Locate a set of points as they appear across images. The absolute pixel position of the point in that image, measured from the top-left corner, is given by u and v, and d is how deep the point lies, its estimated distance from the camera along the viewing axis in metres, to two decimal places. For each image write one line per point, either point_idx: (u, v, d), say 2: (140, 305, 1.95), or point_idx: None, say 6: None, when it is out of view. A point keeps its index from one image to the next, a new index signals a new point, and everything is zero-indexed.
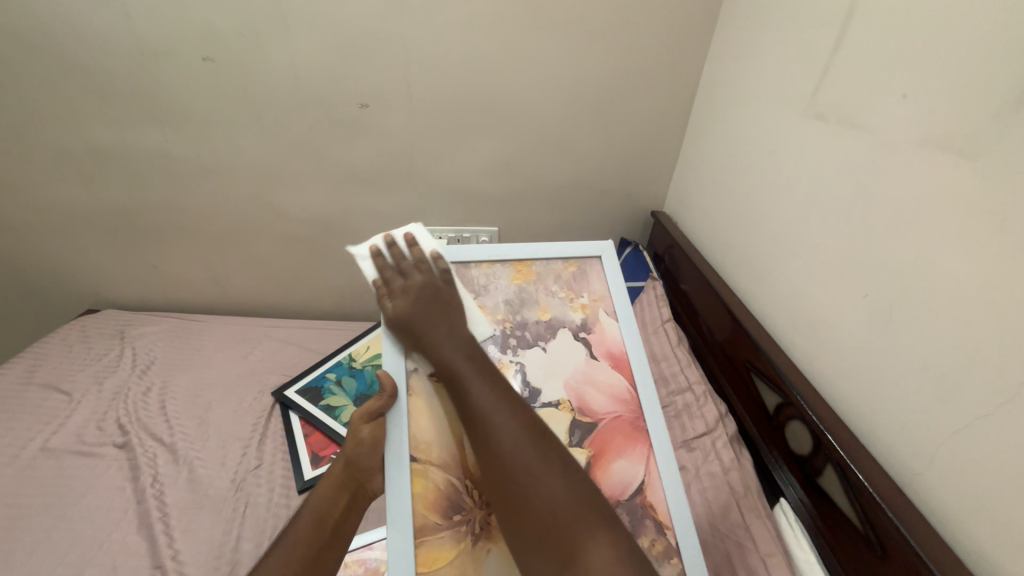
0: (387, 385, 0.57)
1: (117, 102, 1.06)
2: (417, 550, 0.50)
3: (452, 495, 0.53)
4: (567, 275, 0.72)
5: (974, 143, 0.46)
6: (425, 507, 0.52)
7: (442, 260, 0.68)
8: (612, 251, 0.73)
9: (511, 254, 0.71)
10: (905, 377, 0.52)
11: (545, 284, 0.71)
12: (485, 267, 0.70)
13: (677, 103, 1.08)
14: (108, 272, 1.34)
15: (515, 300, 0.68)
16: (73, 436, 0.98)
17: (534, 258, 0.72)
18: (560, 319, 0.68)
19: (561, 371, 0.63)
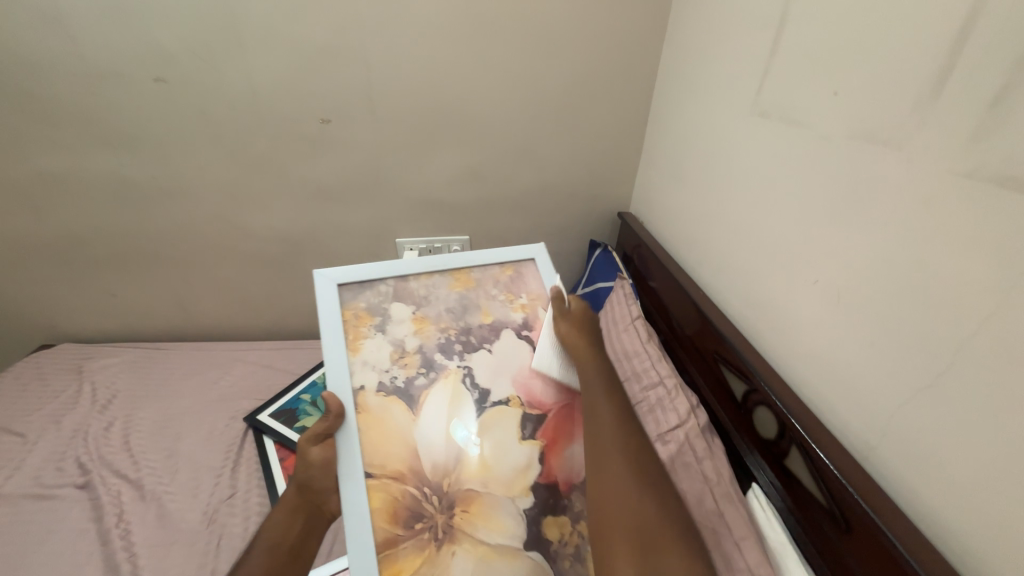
0: (331, 406, 0.59)
1: (66, 128, 1.03)
2: (382, 563, 0.51)
3: (411, 504, 0.56)
4: (503, 279, 0.80)
5: (898, 132, 0.50)
6: (386, 520, 0.54)
7: (377, 279, 0.73)
8: (543, 253, 0.84)
9: (446, 265, 0.78)
10: (855, 357, 0.55)
11: (484, 289, 0.78)
12: (425, 279, 0.76)
13: (635, 107, 1.11)
14: (64, 305, 1.29)
15: (456, 307, 0.75)
16: (29, 479, 0.93)
17: (471, 267, 0.79)
18: (502, 320, 0.75)
19: (508, 370, 0.70)
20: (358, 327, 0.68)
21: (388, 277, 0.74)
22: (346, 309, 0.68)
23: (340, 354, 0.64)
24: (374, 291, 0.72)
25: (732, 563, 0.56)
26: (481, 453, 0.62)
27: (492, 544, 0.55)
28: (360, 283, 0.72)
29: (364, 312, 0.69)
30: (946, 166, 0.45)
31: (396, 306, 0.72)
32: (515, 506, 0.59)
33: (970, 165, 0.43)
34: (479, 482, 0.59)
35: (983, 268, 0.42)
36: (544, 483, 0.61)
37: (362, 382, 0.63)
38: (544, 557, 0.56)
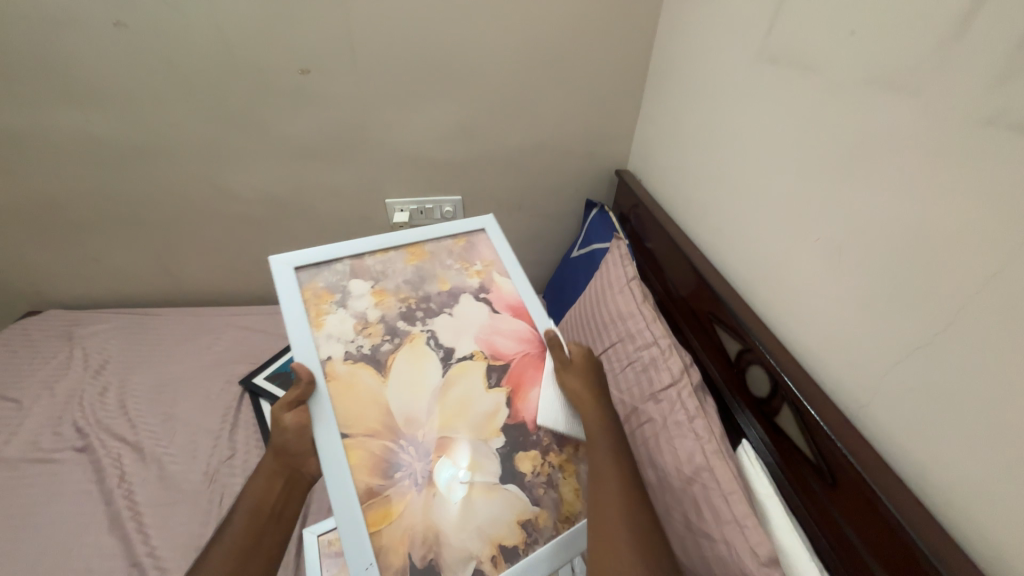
0: (303, 373, 0.58)
1: (25, 81, 0.95)
2: (366, 513, 0.51)
3: (387, 455, 0.56)
4: (460, 250, 0.78)
5: (916, 77, 0.46)
6: (367, 473, 0.54)
7: (332, 258, 0.70)
8: (493, 224, 0.82)
9: (401, 241, 0.76)
10: (853, 316, 0.54)
11: (439, 259, 0.76)
12: (380, 256, 0.74)
13: (635, 55, 1.04)
14: (47, 270, 1.25)
15: (414, 278, 0.73)
16: (28, 443, 0.93)
17: (424, 240, 0.77)
18: (460, 286, 0.74)
19: (469, 330, 0.69)
20: (319, 304, 0.65)
21: (343, 255, 0.71)
22: (304, 290, 0.66)
23: (303, 329, 0.62)
24: (330, 271, 0.69)
25: (720, 514, 0.58)
26: (451, 401, 0.62)
27: (469, 479, 0.57)
28: (317, 264, 0.69)
29: (324, 290, 0.67)
30: (964, 115, 0.42)
31: (355, 282, 0.69)
32: (489, 446, 0.60)
33: (992, 111, 0.40)
34: (451, 428, 0.59)
35: (993, 223, 0.41)
36: (513, 424, 0.62)
37: (329, 353, 0.61)
38: (518, 488, 0.58)
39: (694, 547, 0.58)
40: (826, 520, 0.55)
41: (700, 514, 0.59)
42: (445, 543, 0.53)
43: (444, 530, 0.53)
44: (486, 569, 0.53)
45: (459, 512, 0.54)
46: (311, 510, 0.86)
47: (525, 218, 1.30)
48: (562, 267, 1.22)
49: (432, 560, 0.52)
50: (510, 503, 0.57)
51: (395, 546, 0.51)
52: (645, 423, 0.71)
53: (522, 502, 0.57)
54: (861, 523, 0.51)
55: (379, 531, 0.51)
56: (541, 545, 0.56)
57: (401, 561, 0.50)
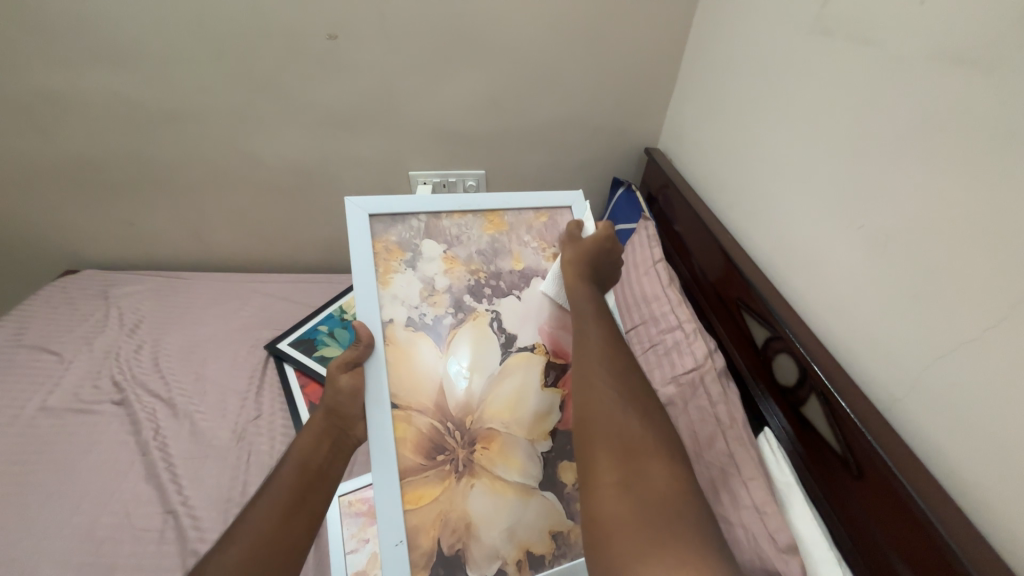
0: (363, 334, 0.60)
1: (60, 41, 0.96)
2: (403, 489, 0.54)
3: (434, 437, 0.57)
4: (538, 226, 0.75)
5: (993, 52, 0.42)
6: (411, 450, 0.56)
7: (409, 213, 0.70)
8: (583, 203, 0.77)
9: (483, 205, 0.74)
10: (894, 308, 0.52)
11: (517, 234, 0.74)
12: (457, 218, 0.73)
13: (674, 26, 0.99)
14: (83, 230, 1.29)
15: (487, 250, 0.72)
16: (71, 394, 0.99)
17: (506, 209, 0.75)
18: (534, 268, 0.72)
19: (534, 320, 0.69)
20: (389, 261, 0.67)
21: (421, 211, 0.71)
22: (377, 241, 0.67)
23: (370, 287, 0.64)
24: (405, 225, 0.70)
25: (739, 500, 0.58)
26: (503, 394, 0.63)
27: (507, 480, 0.58)
28: (393, 216, 0.70)
29: (395, 245, 0.68)
30: None
31: (427, 244, 0.70)
32: (533, 447, 0.61)
33: None
34: (499, 421, 0.61)
35: None
36: (563, 430, 0.63)
37: (391, 315, 0.63)
38: (557, 497, 0.59)
39: None
40: (846, 512, 0.55)
41: (718, 497, 0.59)
42: (475, 538, 0.55)
43: (476, 524, 0.55)
44: (510, 571, 0.55)
45: (493, 510, 0.56)
46: None
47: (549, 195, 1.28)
48: None
49: (459, 549, 0.54)
50: (544, 511, 0.58)
51: (425, 528, 0.53)
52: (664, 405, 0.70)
53: (558, 513, 0.59)
54: (884, 514, 0.50)
55: (415, 509, 0.53)
56: (568, 560, 0.57)
57: (430, 544, 0.53)
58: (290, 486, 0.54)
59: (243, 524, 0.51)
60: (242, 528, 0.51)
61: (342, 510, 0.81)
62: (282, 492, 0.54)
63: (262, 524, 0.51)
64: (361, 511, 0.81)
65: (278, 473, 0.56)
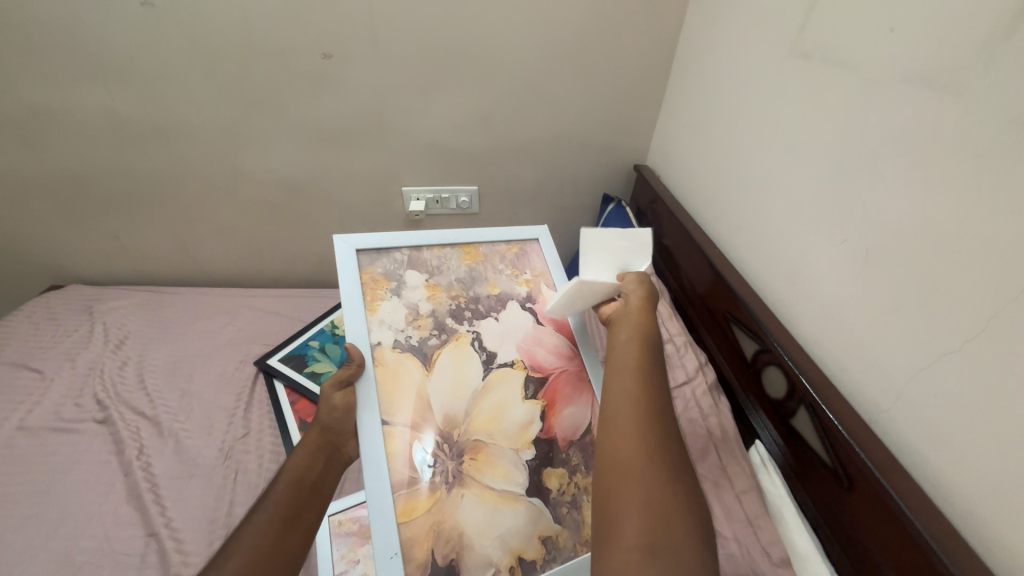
0: (354, 355, 0.61)
1: (52, 56, 0.96)
2: (395, 502, 0.53)
3: (423, 449, 0.57)
4: (511, 256, 0.79)
5: (961, 78, 0.45)
6: (401, 463, 0.55)
7: (392, 247, 0.73)
8: (547, 235, 0.82)
9: (459, 239, 0.78)
10: (875, 320, 0.54)
11: (492, 264, 0.77)
12: (437, 250, 0.76)
13: (660, 48, 1.03)
14: (69, 246, 1.28)
15: (466, 278, 0.74)
16: (51, 413, 0.96)
17: (480, 242, 0.79)
18: (509, 292, 0.74)
19: (512, 337, 0.70)
20: (375, 289, 0.68)
21: (403, 245, 0.74)
22: (363, 272, 0.69)
23: (358, 313, 0.65)
24: (389, 258, 0.72)
25: (731, 512, 0.58)
26: (487, 406, 0.63)
27: (498, 489, 0.58)
28: (378, 250, 0.72)
29: (382, 276, 0.70)
30: (1008, 119, 0.41)
31: (410, 273, 0.72)
32: (518, 456, 0.60)
33: None
34: (485, 432, 0.61)
35: None
36: (544, 439, 0.62)
37: (379, 338, 0.64)
38: (543, 503, 0.58)
39: None
40: (836, 523, 0.55)
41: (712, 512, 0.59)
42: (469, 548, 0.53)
43: (469, 533, 0.54)
44: None
45: (485, 518, 0.55)
46: None
47: (540, 211, 1.29)
48: (577, 261, 1.21)
49: (453, 559, 0.52)
50: (533, 517, 0.57)
51: (419, 540, 0.52)
52: None
53: (545, 518, 0.57)
54: (873, 526, 0.50)
55: (408, 522, 0.52)
56: (558, 564, 0.55)
57: (424, 555, 0.51)
58: (286, 501, 0.52)
59: (236, 542, 0.48)
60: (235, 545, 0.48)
61: (332, 530, 0.79)
62: (277, 508, 0.51)
63: (255, 541, 0.48)
64: (351, 530, 0.80)
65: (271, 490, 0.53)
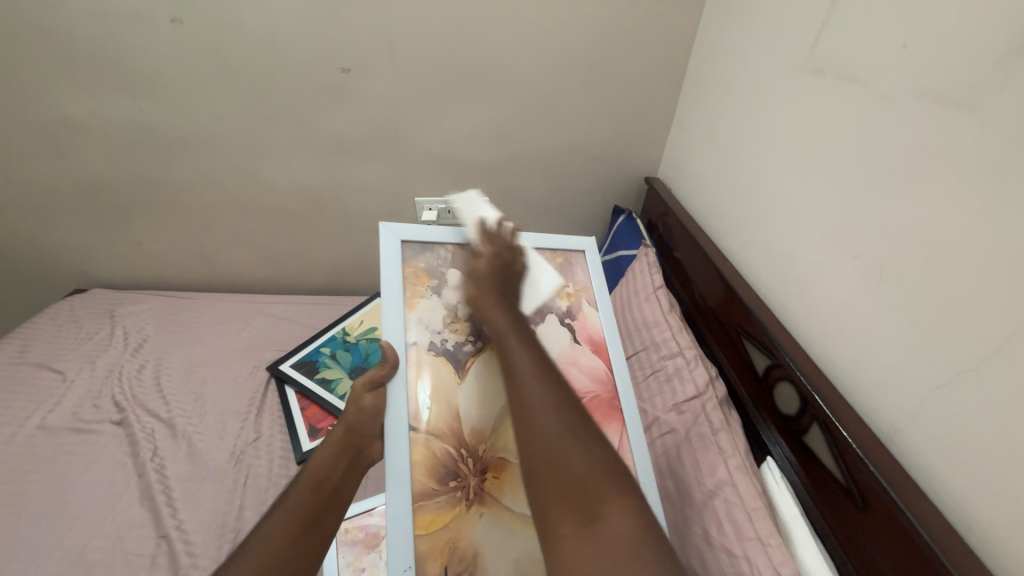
0: (388, 354, 0.60)
1: (87, 70, 1.01)
2: (416, 513, 0.54)
3: (447, 462, 0.57)
4: (557, 264, 0.75)
5: (974, 95, 0.45)
6: (424, 475, 0.55)
7: (438, 242, 0.72)
8: (595, 247, 0.78)
9: None
10: (890, 337, 0.53)
11: (534, 272, 0.74)
12: (480, 251, 0.74)
13: (671, 63, 1.04)
14: (93, 251, 1.32)
15: None
16: (70, 413, 0.98)
17: (527, 246, 0.75)
18: (548, 304, 0.71)
19: (548, 351, 0.66)
20: (416, 286, 0.67)
21: (449, 242, 0.72)
22: (406, 266, 0.68)
23: (397, 309, 0.64)
24: (434, 253, 0.71)
25: (742, 531, 0.56)
26: None
27: (517, 511, 0.57)
28: (422, 244, 0.71)
29: (424, 271, 0.69)
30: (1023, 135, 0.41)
31: (452, 272, 0.70)
32: None
33: None
34: (510, 451, 0.60)
35: None
36: None
37: (414, 339, 0.63)
38: None
39: (714, 563, 0.56)
40: (852, 546, 0.53)
41: (721, 529, 0.58)
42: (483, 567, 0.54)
43: (484, 553, 0.54)
44: None
45: (501, 538, 0.55)
46: None
47: (551, 223, 1.30)
48: None
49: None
50: None
51: (435, 553, 0.52)
52: (666, 432, 0.70)
53: None
54: (890, 548, 0.49)
55: (426, 534, 0.53)
56: None
57: (438, 569, 0.52)
58: (304, 502, 0.54)
59: (256, 539, 0.50)
60: (254, 541, 0.50)
61: (339, 537, 0.80)
62: (296, 508, 0.53)
63: (273, 539, 0.50)
64: (358, 538, 0.80)
65: (293, 488, 0.56)
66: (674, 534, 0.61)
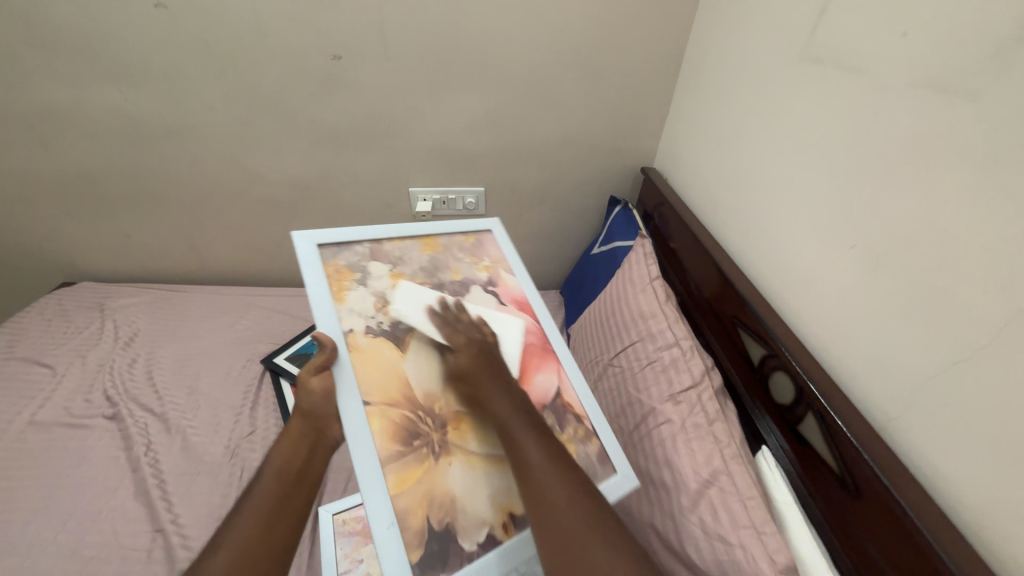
0: (325, 342, 0.55)
1: (69, 57, 0.98)
2: (387, 478, 0.48)
3: (407, 424, 0.52)
4: (467, 246, 0.75)
5: (973, 84, 0.44)
6: (388, 441, 0.50)
7: (352, 240, 0.67)
8: (498, 226, 0.79)
9: (418, 231, 0.73)
10: (886, 327, 0.53)
11: (451, 253, 0.73)
12: (395, 243, 0.71)
13: (668, 51, 1.03)
14: (81, 243, 1.29)
15: (428, 267, 0.69)
16: (61, 408, 0.97)
17: (438, 233, 0.75)
18: (470, 277, 0.70)
19: (480, 315, 0.65)
20: (340, 282, 0.62)
21: (364, 239, 0.69)
22: (327, 266, 0.63)
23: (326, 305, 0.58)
24: (351, 252, 0.66)
25: (737, 520, 0.56)
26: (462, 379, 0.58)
27: (483, 452, 0.54)
28: (339, 245, 0.67)
29: (345, 268, 0.64)
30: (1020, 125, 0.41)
31: (374, 264, 0.66)
32: None
33: None
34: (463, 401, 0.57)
35: None
36: None
37: (351, 326, 0.58)
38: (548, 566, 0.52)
39: (709, 551, 0.56)
40: (845, 532, 0.54)
41: (717, 518, 0.58)
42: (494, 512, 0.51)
43: (462, 498, 0.51)
44: (500, 535, 0.50)
45: (476, 481, 0.52)
46: (326, 488, 0.87)
47: (546, 214, 1.29)
48: (583, 264, 1.21)
49: (449, 524, 0.49)
50: None
51: (414, 508, 0.48)
52: (662, 422, 0.70)
53: None
54: (882, 535, 0.50)
55: (401, 494, 0.48)
56: None
57: (420, 523, 0.47)
58: (266, 493, 0.53)
59: (224, 537, 0.50)
60: (223, 539, 0.50)
61: (336, 529, 0.80)
62: (260, 499, 0.52)
63: (242, 536, 0.50)
64: (355, 530, 0.80)
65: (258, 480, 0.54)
66: (671, 522, 0.61)
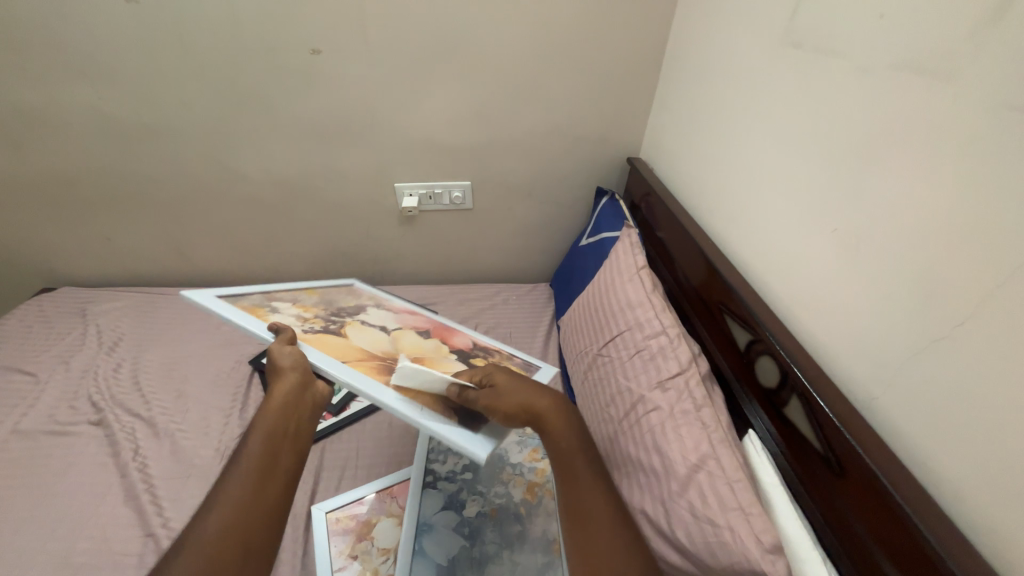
0: (280, 329, 0.72)
1: (38, 56, 0.96)
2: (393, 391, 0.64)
3: (385, 363, 0.71)
4: (343, 292, 0.99)
5: (949, 63, 0.45)
6: (378, 373, 0.68)
7: (245, 294, 0.86)
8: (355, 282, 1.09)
9: (299, 288, 0.95)
10: (867, 309, 0.54)
11: (336, 296, 0.96)
12: (286, 294, 0.91)
13: (651, 39, 1.02)
14: (60, 248, 1.27)
15: (323, 302, 0.91)
16: (45, 416, 0.95)
17: (316, 288, 0.98)
18: (360, 305, 0.94)
19: (388, 319, 0.88)
20: (256, 313, 0.78)
21: (256, 294, 0.87)
22: (237, 305, 0.79)
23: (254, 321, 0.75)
24: (248, 300, 0.84)
25: (724, 501, 0.57)
26: (404, 343, 0.80)
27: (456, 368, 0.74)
28: (235, 297, 0.84)
29: (253, 307, 0.81)
30: (995, 102, 0.41)
31: (277, 304, 0.85)
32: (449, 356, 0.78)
33: None
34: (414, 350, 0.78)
35: (1017, 212, 0.40)
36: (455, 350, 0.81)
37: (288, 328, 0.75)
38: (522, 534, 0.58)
39: (698, 533, 0.57)
40: (831, 511, 0.55)
41: (705, 501, 0.58)
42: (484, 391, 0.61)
43: None
44: None
45: None
46: (320, 487, 0.87)
47: (534, 206, 1.29)
48: (572, 256, 1.21)
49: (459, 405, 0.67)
50: None
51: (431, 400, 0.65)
52: (651, 410, 0.71)
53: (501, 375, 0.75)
54: (867, 512, 0.50)
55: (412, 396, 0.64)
56: None
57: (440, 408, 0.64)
58: (258, 453, 0.55)
59: (220, 497, 0.51)
60: (218, 499, 0.51)
61: (330, 528, 0.80)
62: (252, 459, 0.55)
63: (239, 493, 0.51)
64: (349, 527, 0.80)
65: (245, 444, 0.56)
66: (660, 507, 0.62)
